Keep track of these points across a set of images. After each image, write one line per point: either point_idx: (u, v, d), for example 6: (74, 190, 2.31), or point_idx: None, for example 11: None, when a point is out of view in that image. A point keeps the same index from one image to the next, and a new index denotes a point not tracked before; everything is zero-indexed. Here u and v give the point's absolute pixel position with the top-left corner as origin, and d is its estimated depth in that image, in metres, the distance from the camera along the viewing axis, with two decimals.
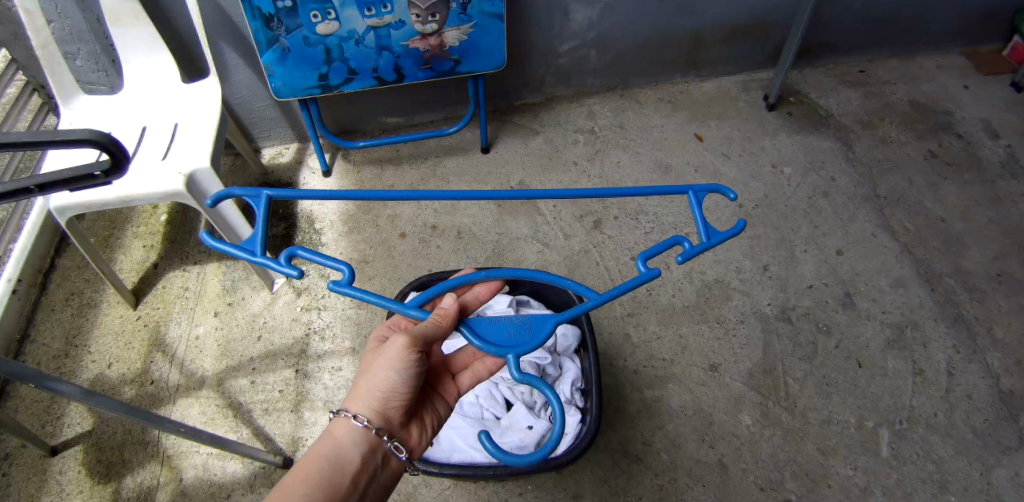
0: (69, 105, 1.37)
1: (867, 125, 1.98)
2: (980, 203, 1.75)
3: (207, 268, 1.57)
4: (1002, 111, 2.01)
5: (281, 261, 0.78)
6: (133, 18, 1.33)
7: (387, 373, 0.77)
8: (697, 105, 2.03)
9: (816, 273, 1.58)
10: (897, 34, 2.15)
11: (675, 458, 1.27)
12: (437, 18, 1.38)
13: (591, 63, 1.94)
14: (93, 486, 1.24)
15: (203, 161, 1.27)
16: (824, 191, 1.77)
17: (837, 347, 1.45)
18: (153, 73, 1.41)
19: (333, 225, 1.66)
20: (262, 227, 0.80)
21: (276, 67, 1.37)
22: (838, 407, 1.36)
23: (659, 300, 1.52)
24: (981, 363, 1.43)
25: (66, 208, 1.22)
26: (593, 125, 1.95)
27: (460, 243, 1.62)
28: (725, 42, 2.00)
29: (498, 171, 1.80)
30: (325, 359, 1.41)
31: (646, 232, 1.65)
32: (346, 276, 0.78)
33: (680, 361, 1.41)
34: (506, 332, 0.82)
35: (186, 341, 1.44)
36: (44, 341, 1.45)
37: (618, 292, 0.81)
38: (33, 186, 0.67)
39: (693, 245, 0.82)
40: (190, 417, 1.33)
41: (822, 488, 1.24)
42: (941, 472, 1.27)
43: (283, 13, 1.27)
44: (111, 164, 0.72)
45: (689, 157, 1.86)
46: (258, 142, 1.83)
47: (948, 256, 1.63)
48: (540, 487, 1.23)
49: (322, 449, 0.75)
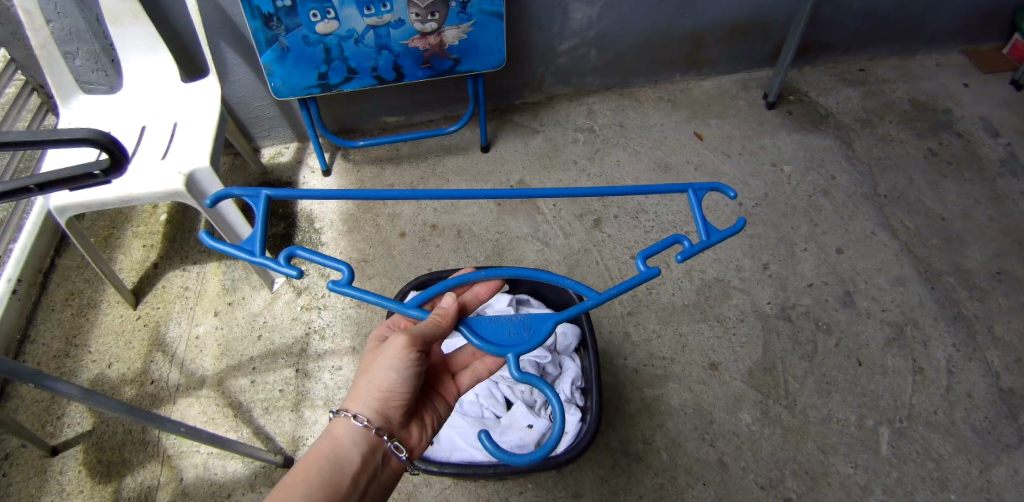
0: (69, 105, 1.37)
1: (867, 124, 1.98)
2: (980, 202, 1.75)
3: (207, 268, 1.57)
4: (1001, 110, 2.01)
5: (281, 260, 0.78)
6: (132, 17, 1.33)
7: (387, 373, 0.77)
8: (697, 104, 2.03)
9: (816, 271, 1.58)
10: (897, 33, 2.15)
11: (675, 456, 1.27)
12: (437, 17, 1.38)
13: (590, 62, 1.93)
14: (93, 486, 1.24)
15: (203, 161, 1.27)
16: (824, 190, 1.77)
17: (837, 346, 1.45)
18: (153, 73, 1.41)
19: (332, 224, 1.66)
20: (261, 227, 0.80)
21: (276, 67, 1.36)
22: (838, 405, 1.36)
23: (659, 299, 1.52)
24: (981, 361, 1.43)
25: (65, 208, 1.21)
26: (592, 124, 1.95)
27: (460, 242, 1.62)
28: (724, 40, 2.00)
29: (498, 170, 1.80)
30: (325, 359, 1.41)
31: (646, 231, 1.65)
32: (346, 275, 0.78)
33: (680, 360, 1.41)
34: (505, 331, 0.82)
35: (186, 341, 1.44)
36: (44, 341, 1.45)
37: (618, 291, 0.81)
38: (32, 186, 0.67)
39: (693, 244, 0.81)
40: (191, 416, 1.33)
41: (821, 486, 1.24)
42: (941, 470, 1.27)
43: (283, 12, 1.27)
44: (110, 164, 0.72)
45: (689, 155, 1.86)
46: (258, 142, 1.83)
47: (948, 255, 1.63)
48: (540, 486, 1.23)
49: (321, 449, 0.75)
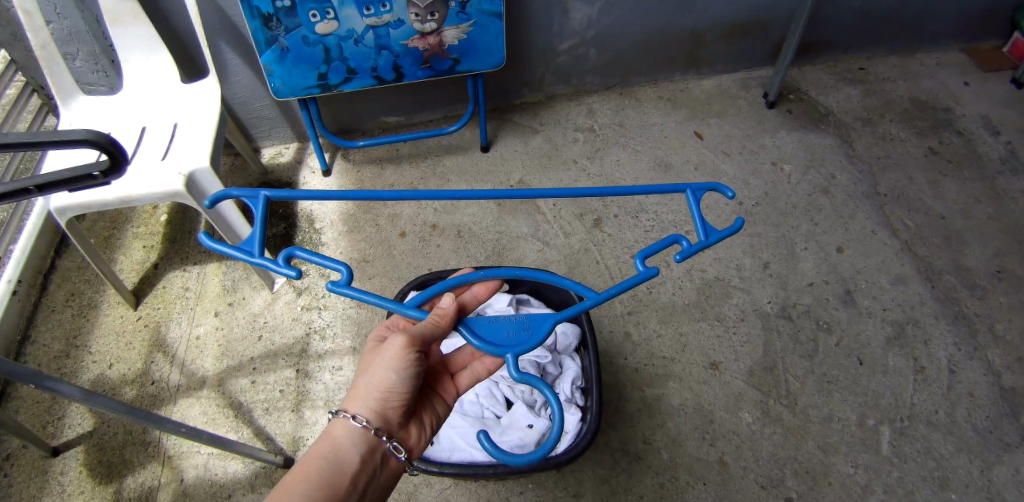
0: (69, 106, 1.37)
1: (867, 122, 1.98)
2: (980, 200, 1.75)
3: (207, 268, 1.57)
4: (1002, 108, 2.01)
5: (281, 261, 0.78)
6: (132, 18, 1.33)
7: (386, 373, 0.78)
8: (697, 103, 2.02)
9: (816, 270, 1.58)
10: (897, 31, 2.14)
11: (675, 456, 1.27)
12: (436, 17, 1.38)
13: (590, 61, 1.93)
14: (94, 487, 1.24)
15: (202, 161, 1.27)
16: (824, 188, 1.77)
17: (837, 345, 1.45)
18: (153, 73, 1.41)
19: (332, 224, 1.66)
20: (260, 227, 0.80)
21: (276, 67, 1.36)
22: (839, 404, 1.36)
23: (659, 298, 1.51)
24: (982, 360, 1.43)
25: (66, 209, 1.21)
26: (592, 123, 1.95)
27: (460, 242, 1.62)
28: (724, 39, 2.00)
29: (498, 170, 1.80)
30: (325, 359, 1.41)
31: (646, 230, 1.65)
32: (345, 276, 0.78)
33: (681, 359, 1.41)
34: (504, 331, 0.82)
35: (187, 341, 1.45)
36: (45, 342, 1.45)
37: (617, 290, 0.81)
38: (33, 186, 0.67)
39: (692, 244, 0.81)
40: (191, 417, 1.33)
41: (822, 486, 1.24)
42: (942, 470, 1.26)
43: (283, 12, 1.27)
44: (110, 165, 0.72)
45: (689, 155, 1.85)
46: (258, 142, 1.83)
47: (948, 254, 1.62)
48: (540, 486, 1.23)
49: (321, 449, 0.75)
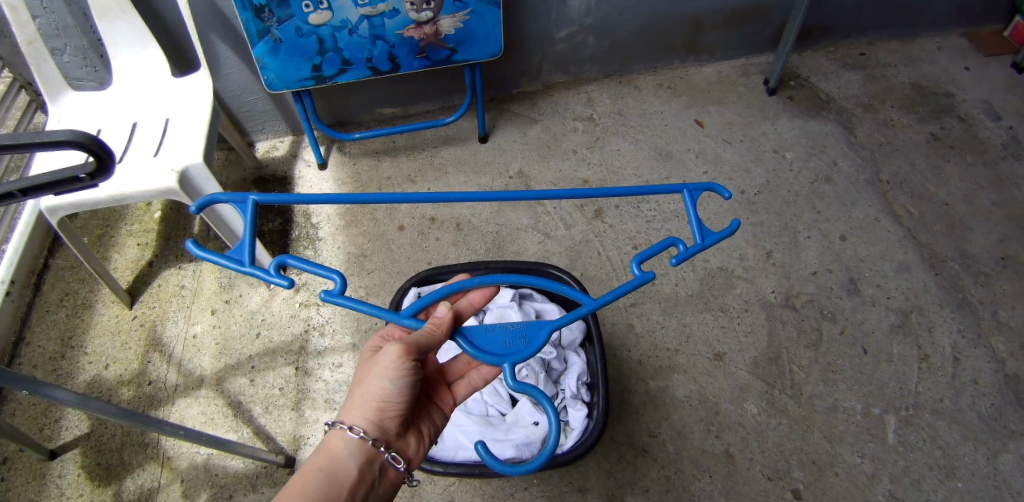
0: (56, 102, 1.34)
1: (868, 108, 1.95)
2: (983, 186, 1.73)
3: (203, 266, 1.55)
4: (1003, 92, 1.99)
5: (271, 269, 0.74)
6: (119, 11, 1.29)
7: (382, 383, 0.76)
8: (697, 91, 2.00)
9: (819, 259, 1.57)
10: (898, 15, 2.11)
11: (680, 448, 1.27)
12: (431, 6, 1.34)
13: (589, 48, 1.90)
14: (93, 490, 1.22)
15: (195, 158, 1.23)
16: (827, 176, 1.75)
17: (841, 334, 1.44)
18: (143, 67, 1.38)
19: (330, 219, 1.63)
20: (249, 234, 0.76)
21: (268, 59, 1.33)
22: (844, 394, 1.35)
23: (662, 290, 1.50)
24: (987, 347, 1.42)
25: (57, 208, 1.18)
26: (592, 112, 1.92)
27: (460, 235, 1.60)
28: (724, 25, 1.97)
29: (497, 161, 1.77)
30: (325, 356, 1.39)
31: (647, 220, 1.63)
32: (339, 285, 0.74)
33: (685, 351, 1.40)
34: (501, 341, 0.80)
35: (184, 340, 1.42)
36: (40, 343, 1.42)
37: (613, 296, 0.79)
38: (16, 191, 0.65)
39: (688, 247, 0.79)
40: (190, 417, 1.31)
41: (829, 476, 1.24)
42: (947, 458, 1.26)
43: (274, 3, 1.23)
44: (96, 167, 0.68)
45: (690, 143, 1.83)
46: (252, 136, 1.80)
47: (952, 240, 1.61)
48: (546, 481, 1.22)
49: (318, 461, 0.73)
